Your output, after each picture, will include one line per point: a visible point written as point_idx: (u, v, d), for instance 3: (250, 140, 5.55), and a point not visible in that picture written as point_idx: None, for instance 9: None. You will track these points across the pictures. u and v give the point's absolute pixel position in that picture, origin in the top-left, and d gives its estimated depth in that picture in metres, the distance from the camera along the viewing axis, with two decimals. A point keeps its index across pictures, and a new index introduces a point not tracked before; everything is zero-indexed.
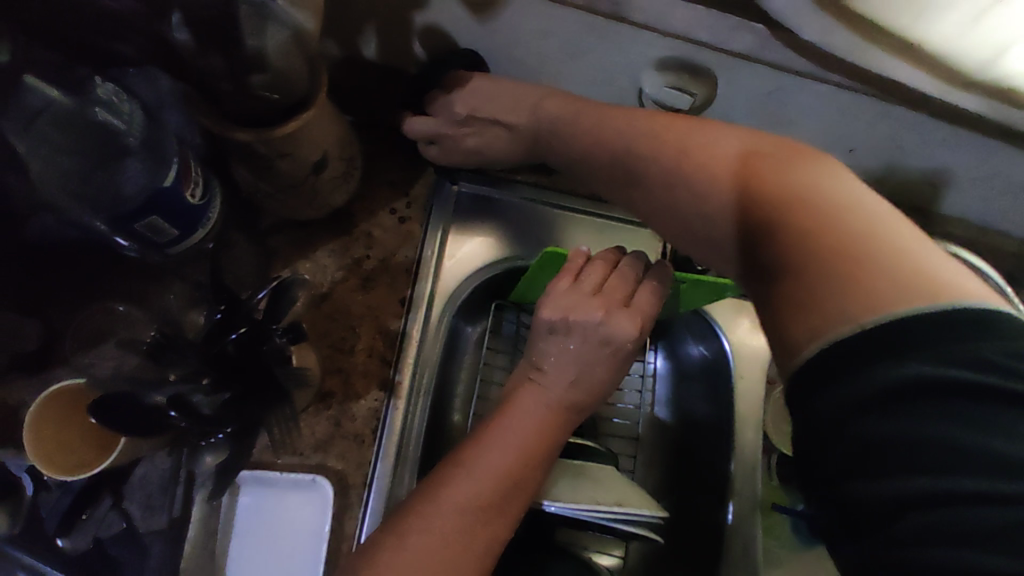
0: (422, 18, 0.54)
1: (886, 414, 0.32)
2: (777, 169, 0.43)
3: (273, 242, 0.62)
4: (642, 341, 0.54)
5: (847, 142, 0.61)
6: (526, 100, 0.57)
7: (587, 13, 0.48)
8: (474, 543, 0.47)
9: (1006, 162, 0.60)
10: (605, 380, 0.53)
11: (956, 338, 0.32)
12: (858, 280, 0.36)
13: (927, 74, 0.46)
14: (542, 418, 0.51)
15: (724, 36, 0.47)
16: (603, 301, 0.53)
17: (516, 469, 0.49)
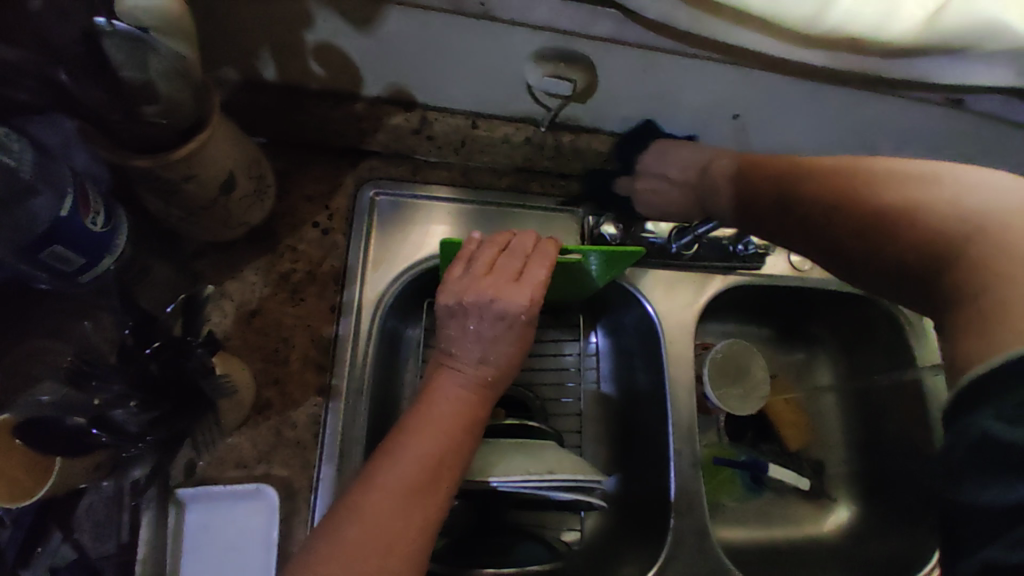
0: (313, 38, 0.56)
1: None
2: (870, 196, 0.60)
3: (197, 267, 0.63)
4: (537, 311, 0.56)
5: (730, 108, 0.66)
6: (696, 162, 0.72)
7: (457, 16, 0.52)
8: (407, 526, 0.49)
9: (876, 109, 0.65)
10: (511, 353, 0.56)
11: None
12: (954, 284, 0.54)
13: (768, 38, 0.52)
14: (457, 397, 0.55)
15: (586, 23, 0.52)
16: (494, 279, 0.56)
17: (439, 449, 0.52)
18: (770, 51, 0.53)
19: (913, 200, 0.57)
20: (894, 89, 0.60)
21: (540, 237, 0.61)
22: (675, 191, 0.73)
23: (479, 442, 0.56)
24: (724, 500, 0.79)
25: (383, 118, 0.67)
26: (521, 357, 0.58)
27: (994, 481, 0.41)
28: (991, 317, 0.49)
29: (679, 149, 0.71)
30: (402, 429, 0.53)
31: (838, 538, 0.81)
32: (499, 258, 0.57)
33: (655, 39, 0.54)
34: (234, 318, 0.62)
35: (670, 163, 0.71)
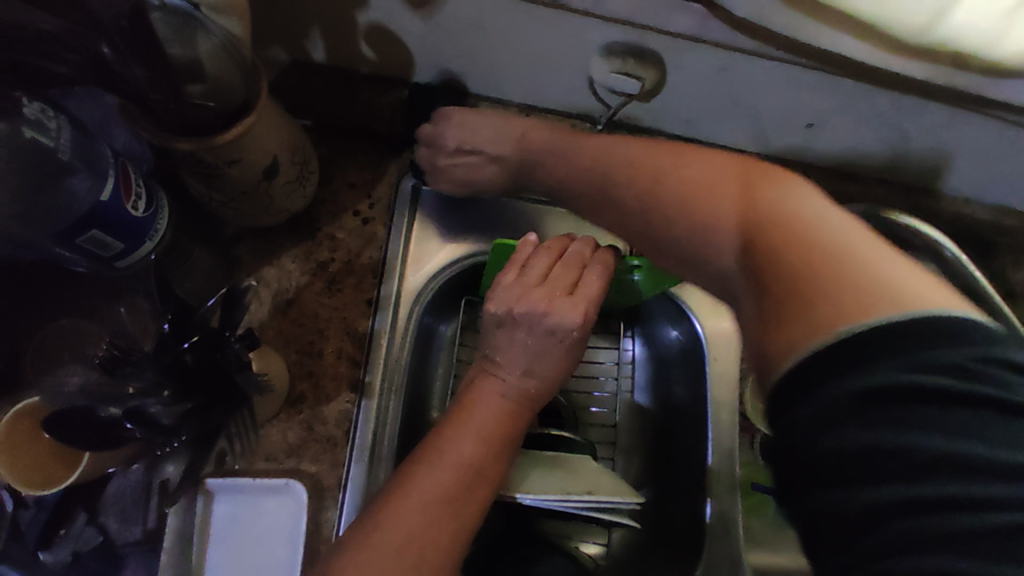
0: (367, 18, 0.53)
1: (841, 425, 0.30)
2: (751, 178, 0.44)
3: (236, 251, 0.61)
4: (589, 328, 0.54)
5: (803, 116, 0.61)
6: (511, 133, 0.59)
7: (525, 3, 0.49)
8: (441, 537, 0.47)
9: (964, 126, 0.60)
10: (557, 369, 0.54)
11: (902, 354, 0.30)
12: (813, 294, 0.35)
13: (865, 45, 0.47)
14: (500, 409, 0.52)
15: (664, 19, 0.48)
16: (546, 291, 0.53)
17: (477, 460, 0.50)
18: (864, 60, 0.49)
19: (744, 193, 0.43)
20: (988, 109, 0.55)
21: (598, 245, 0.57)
22: (487, 168, 0.60)
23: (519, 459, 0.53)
24: (756, 524, 0.76)
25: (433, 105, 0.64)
26: (565, 372, 0.55)
27: (834, 479, 0.31)
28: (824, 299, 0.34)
29: (490, 120, 0.60)
30: (439, 435, 0.51)
31: None
32: (553, 267, 0.54)
33: (737, 39, 0.49)
34: (271, 307, 0.60)
35: (478, 135, 0.59)
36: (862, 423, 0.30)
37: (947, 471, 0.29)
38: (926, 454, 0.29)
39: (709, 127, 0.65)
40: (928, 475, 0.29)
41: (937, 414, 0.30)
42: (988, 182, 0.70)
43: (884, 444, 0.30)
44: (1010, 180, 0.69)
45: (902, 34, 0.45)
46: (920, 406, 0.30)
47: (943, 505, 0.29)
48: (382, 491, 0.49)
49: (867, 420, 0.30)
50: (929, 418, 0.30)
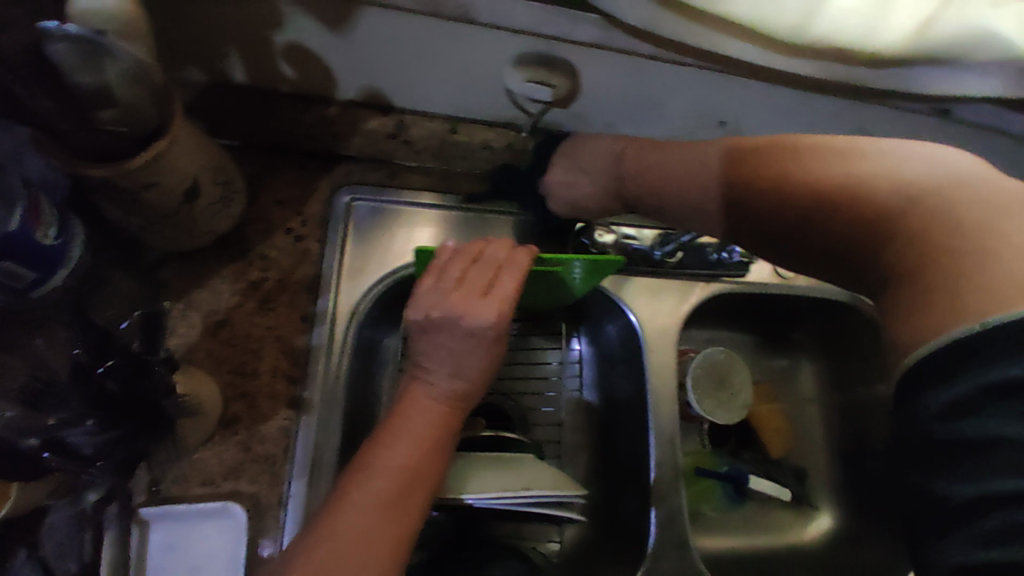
0: (283, 39, 0.53)
1: (972, 414, 0.41)
2: (815, 162, 0.55)
3: (161, 275, 0.60)
4: (508, 324, 0.54)
5: (714, 114, 0.64)
6: (611, 149, 0.63)
7: (434, 19, 0.50)
8: (379, 546, 0.47)
9: (863, 118, 0.64)
10: (481, 367, 0.54)
11: (1002, 365, 0.40)
12: (939, 283, 0.46)
13: (753, 46, 0.50)
14: (429, 414, 0.53)
15: (567, 29, 0.50)
16: (462, 294, 0.53)
17: (410, 467, 0.50)
18: (754, 59, 0.52)
19: (848, 179, 0.53)
20: (883, 99, 0.59)
21: (516, 245, 0.57)
22: (587, 182, 0.63)
23: (453, 459, 0.54)
24: (703, 508, 0.80)
25: (358, 122, 0.64)
26: (492, 370, 0.56)
27: (972, 469, 0.41)
28: (960, 292, 0.44)
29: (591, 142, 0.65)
30: (373, 446, 0.51)
31: (817, 547, 0.81)
32: (470, 270, 0.55)
33: (640, 45, 0.52)
34: (201, 329, 0.60)
35: (581, 152, 0.64)
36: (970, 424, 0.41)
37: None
38: (1009, 454, 0.40)
39: (628, 128, 0.67)
40: (1008, 461, 0.40)
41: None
42: None
43: (985, 436, 0.40)
44: None
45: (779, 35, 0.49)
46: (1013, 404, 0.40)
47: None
48: (322, 506, 0.50)
49: (962, 413, 0.41)
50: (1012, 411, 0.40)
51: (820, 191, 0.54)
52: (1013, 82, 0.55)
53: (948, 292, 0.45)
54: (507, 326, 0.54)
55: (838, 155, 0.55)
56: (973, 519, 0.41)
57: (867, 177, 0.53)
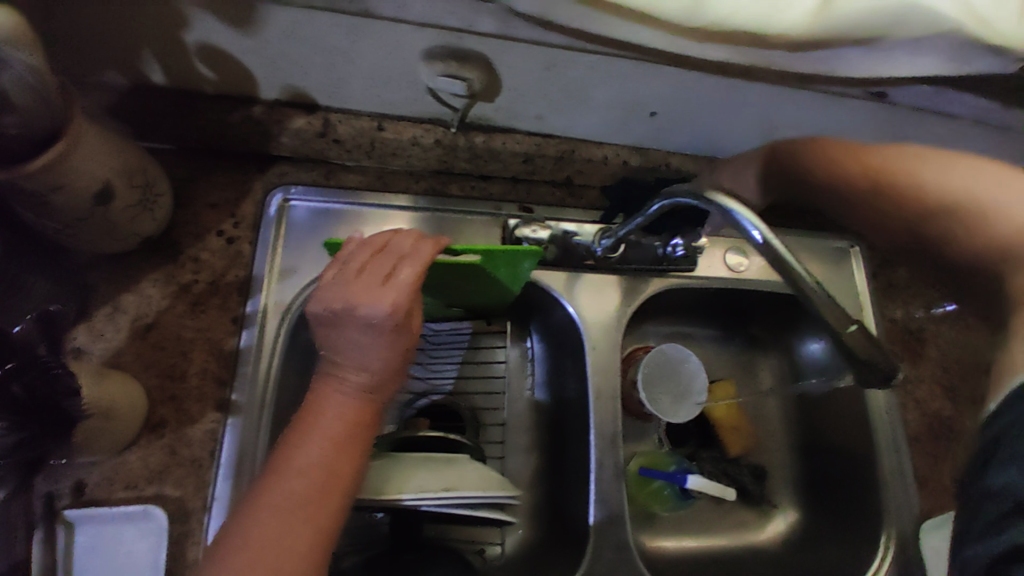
0: (192, 38, 0.53)
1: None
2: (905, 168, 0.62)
3: (89, 279, 0.60)
4: (414, 309, 0.53)
5: (645, 103, 0.62)
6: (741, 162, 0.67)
7: (333, 14, 0.49)
8: (292, 545, 0.47)
9: (800, 102, 0.62)
10: (387, 358, 0.53)
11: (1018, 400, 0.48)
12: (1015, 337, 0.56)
13: (654, 31, 0.49)
14: (337, 408, 0.52)
15: (470, 19, 0.49)
16: (360, 283, 0.52)
17: (321, 463, 0.50)
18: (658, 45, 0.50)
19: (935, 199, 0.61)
20: (814, 83, 0.58)
21: (422, 235, 0.57)
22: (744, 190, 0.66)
23: (367, 453, 0.53)
24: (656, 509, 0.78)
25: (284, 122, 0.62)
26: (403, 360, 0.55)
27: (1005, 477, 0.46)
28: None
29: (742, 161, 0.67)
30: (284, 447, 0.51)
31: (780, 548, 0.79)
32: (373, 260, 0.54)
33: (548, 35, 0.51)
34: (130, 332, 0.60)
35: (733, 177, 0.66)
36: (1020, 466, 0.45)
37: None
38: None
39: (560, 123, 0.65)
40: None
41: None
42: None
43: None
44: None
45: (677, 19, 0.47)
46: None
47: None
48: (234, 511, 0.49)
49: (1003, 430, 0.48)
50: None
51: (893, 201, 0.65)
52: (950, 61, 0.53)
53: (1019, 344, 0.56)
54: (408, 315, 0.53)
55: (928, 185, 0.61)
56: (1005, 528, 0.44)
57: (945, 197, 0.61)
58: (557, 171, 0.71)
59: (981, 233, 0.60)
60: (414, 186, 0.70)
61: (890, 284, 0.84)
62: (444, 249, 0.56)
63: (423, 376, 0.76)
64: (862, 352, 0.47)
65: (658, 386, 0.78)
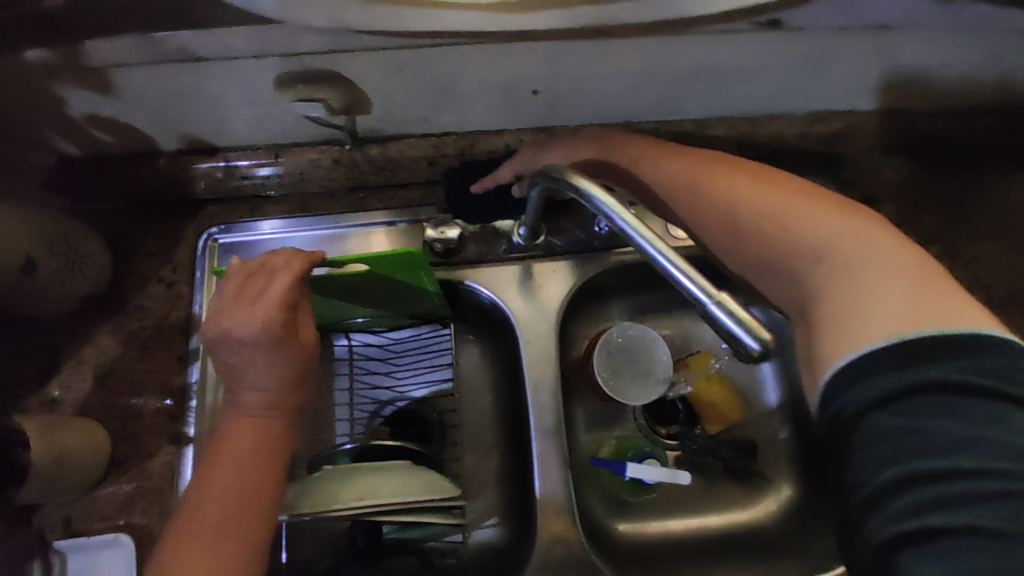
0: (78, 110, 0.58)
1: (906, 398, 0.39)
2: (714, 168, 0.57)
3: (54, 336, 0.67)
4: (292, 321, 0.56)
5: (523, 83, 0.59)
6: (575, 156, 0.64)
7: (174, 63, 0.52)
8: (215, 558, 0.50)
9: (686, 51, 0.57)
10: (280, 371, 0.56)
11: (923, 363, 0.39)
12: (846, 317, 0.44)
13: (468, 15, 0.46)
14: (242, 426, 0.56)
15: (291, 41, 0.49)
16: (234, 309, 0.55)
17: (232, 479, 0.53)
18: (482, 27, 0.47)
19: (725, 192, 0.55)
20: (688, 29, 0.52)
21: (298, 250, 0.59)
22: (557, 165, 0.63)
23: (284, 465, 0.56)
24: (633, 495, 0.76)
25: (189, 168, 0.66)
26: (303, 372, 0.58)
27: (887, 464, 0.38)
28: (845, 318, 0.44)
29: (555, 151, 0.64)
30: (196, 475, 0.54)
31: (771, 528, 0.76)
32: (247, 283, 0.57)
33: (377, 40, 0.50)
34: (92, 381, 0.66)
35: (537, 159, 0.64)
36: (895, 443, 0.38)
37: (1003, 457, 0.36)
38: (1000, 438, 0.36)
39: (448, 121, 0.64)
40: (1009, 428, 0.37)
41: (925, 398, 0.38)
42: (766, 96, 0.66)
43: (933, 435, 0.37)
44: (793, 89, 0.65)
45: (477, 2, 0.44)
46: (962, 403, 0.38)
47: (939, 481, 0.36)
48: (164, 539, 0.52)
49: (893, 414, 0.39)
50: (933, 413, 0.38)
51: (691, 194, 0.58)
52: None
53: (860, 322, 0.42)
54: (286, 327, 0.55)
55: (727, 177, 0.56)
56: (891, 498, 0.37)
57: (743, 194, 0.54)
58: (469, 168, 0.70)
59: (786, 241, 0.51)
60: (333, 205, 0.72)
61: None
62: (322, 260, 0.58)
63: (393, 385, 0.80)
64: (723, 325, 0.41)
65: (619, 369, 0.74)
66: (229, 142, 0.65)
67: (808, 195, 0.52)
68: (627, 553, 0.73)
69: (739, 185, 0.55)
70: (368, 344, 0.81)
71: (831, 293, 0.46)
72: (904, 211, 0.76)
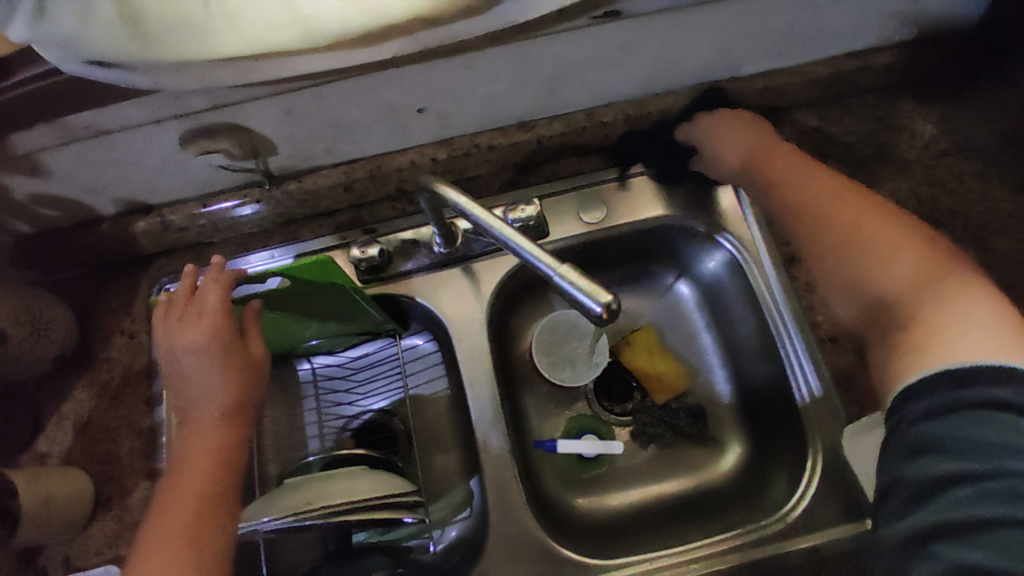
0: (20, 193, 0.65)
1: (953, 412, 0.46)
2: (830, 202, 0.66)
3: (38, 397, 0.74)
4: (228, 330, 0.61)
5: (408, 104, 0.63)
6: (741, 152, 0.73)
7: (86, 141, 0.58)
8: (181, 559, 0.54)
9: (544, 51, 0.60)
10: (224, 378, 0.60)
11: (989, 385, 0.45)
12: (921, 338, 0.53)
13: (315, 58, 0.50)
14: (195, 433, 0.60)
15: (177, 105, 0.55)
16: (176, 327, 0.61)
17: (193, 485, 0.57)
18: (333, 66, 0.51)
19: (835, 221, 0.65)
20: (534, 32, 0.56)
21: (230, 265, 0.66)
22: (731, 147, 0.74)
23: (239, 468, 0.60)
24: (591, 472, 0.80)
25: (130, 228, 0.72)
26: (248, 378, 0.62)
27: (932, 459, 0.46)
28: (925, 340, 0.52)
29: (725, 131, 0.73)
30: (156, 507, 0.57)
31: (729, 483, 0.79)
32: (186, 303, 0.63)
33: (252, 90, 0.55)
34: (72, 433, 0.73)
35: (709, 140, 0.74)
36: (942, 449, 0.45)
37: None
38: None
39: (351, 148, 0.69)
40: (1018, 433, 0.42)
41: (973, 414, 0.45)
42: (646, 78, 0.69)
43: (974, 443, 0.44)
44: (669, 67, 0.68)
45: (318, 46, 0.48)
46: (1002, 418, 0.43)
47: (981, 488, 0.43)
48: (133, 548, 0.56)
49: (945, 418, 0.46)
50: (968, 417, 0.45)
51: (803, 211, 0.69)
52: None
53: (932, 347, 0.51)
54: (225, 337, 0.61)
55: (840, 213, 0.65)
56: (935, 497, 0.45)
57: (852, 225, 0.64)
58: (383, 189, 0.75)
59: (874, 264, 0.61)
60: (271, 240, 0.78)
61: None
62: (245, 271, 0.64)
63: (356, 399, 0.85)
64: (571, 295, 0.45)
65: (555, 353, 0.80)
66: (160, 200, 0.71)
67: (906, 247, 0.60)
68: (584, 527, 0.77)
69: (857, 222, 0.63)
70: (328, 365, 0.87)
71: (928, 319, 0.53)
72: None
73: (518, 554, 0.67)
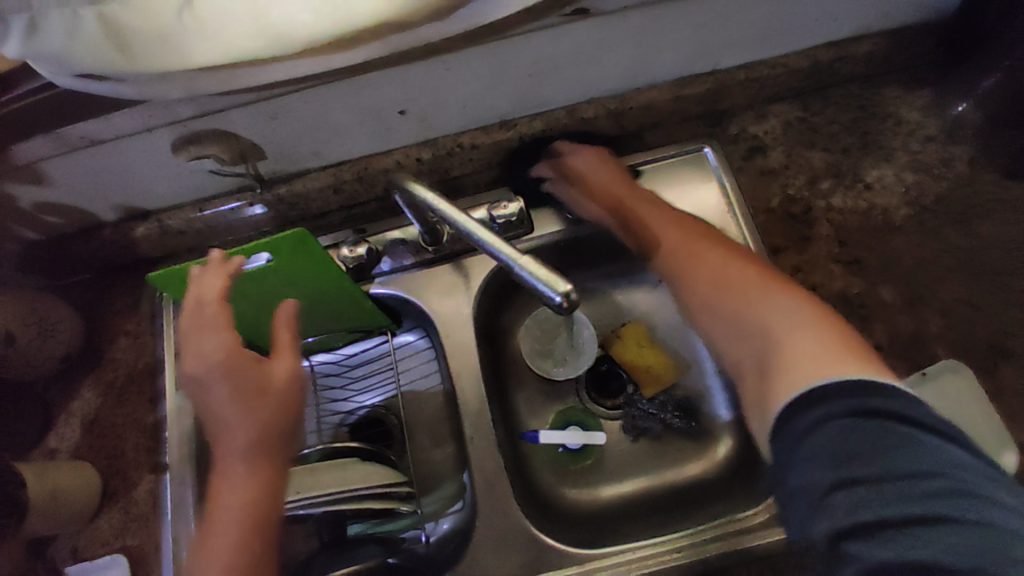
0: (25, 201, 0.68)
1: (844, 414, 0.41)
2: (684, 250, 0.64)
3: (48, 395, 0.77)
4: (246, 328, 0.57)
5: (388, 107, 0.65)
6: (614, 191, 0.73)
7: (84, 149, 0.61)
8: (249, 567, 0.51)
9: (518, 50, 0.62)
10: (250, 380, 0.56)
11: (864, 394, 0.41)
12: (771, 370, 0.47)
13: (292, 65, 0.52)
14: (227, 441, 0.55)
15: (167, 113, 0.58)
16: (193, 333, 0.56)
17: (244, 490, 0.54)
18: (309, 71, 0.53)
19: (686, 265, 0.63)
20: (505, 32, 0.58)
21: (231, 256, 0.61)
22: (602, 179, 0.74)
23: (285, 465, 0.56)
24: (581, 464, 0.81)
25: (130, 233, 0.76)
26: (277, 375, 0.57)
27: (835, 460, 0.40)
28: (775, 368, 0.47)
29: (598, 167, 0.74)
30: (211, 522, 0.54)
31: (718, 474, 0.79)
32: (197, 305, 0.58)
33: (237, 97, 0.58)
34: (80, 429, 0.76)
35: (575, 169, 0.74)
36: (835, 447, 0.40)
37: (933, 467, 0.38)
38: (933, 456, 0.39)
39: (337, 151, 0.71)
40: (913, 441, 0.39)
41: (868, 421, 0.40)
42: (623, 74, 0.70)
43: (872, 447, 0.39)
44: (645, 63, 0.69)
45: (292, 54, 0.51)
46: (890, 426, 0.40)
47: (890, 493, 0.38)
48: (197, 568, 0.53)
49: (846, 420, 0.41)
50: (866, 425, 0.40)
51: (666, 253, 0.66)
52: None
53: (783, 374, 0.46)
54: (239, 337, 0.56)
55: (691, 254, 0.63)
56: (829, 498, 0.40)
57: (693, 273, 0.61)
58: (371, 190, 0.77)
59: (712, 301, 0.58)
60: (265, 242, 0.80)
61: (765, 173, 0.78)
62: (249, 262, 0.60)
63: (351, 396, 0.87)
64: (531, 285, 0.46)
65: (541, 342, 0.83)
66: (157, 205, 0.74)
67: (755, 278, 0.57)
68: (574, 518, 0.78)
69: (702, 264, 0.61)
70: (325, 362, 0.89)
71: (779, 348, 0.48)
72: (789, 152, 0.78)
73: (507, 543, 0.69)
